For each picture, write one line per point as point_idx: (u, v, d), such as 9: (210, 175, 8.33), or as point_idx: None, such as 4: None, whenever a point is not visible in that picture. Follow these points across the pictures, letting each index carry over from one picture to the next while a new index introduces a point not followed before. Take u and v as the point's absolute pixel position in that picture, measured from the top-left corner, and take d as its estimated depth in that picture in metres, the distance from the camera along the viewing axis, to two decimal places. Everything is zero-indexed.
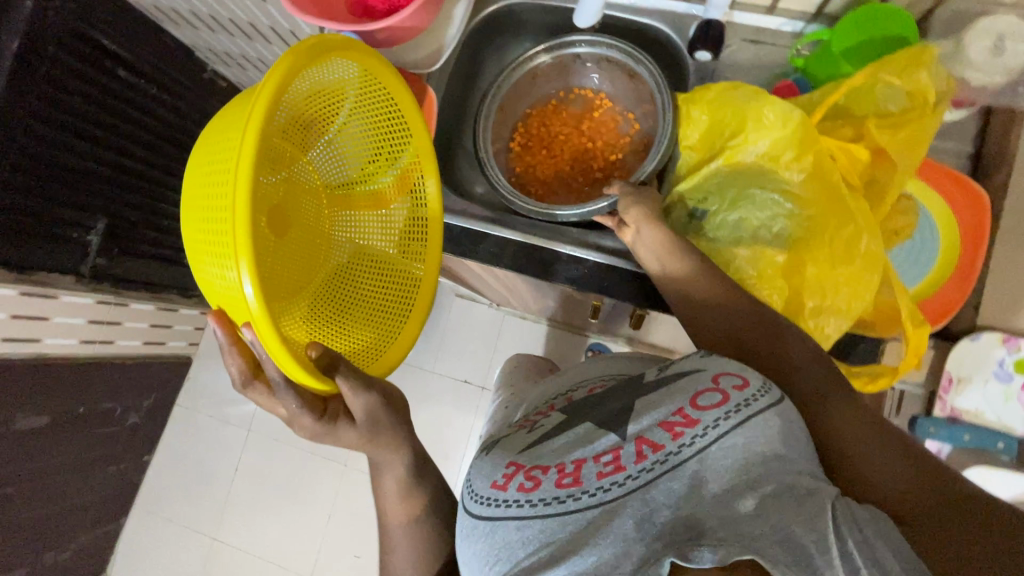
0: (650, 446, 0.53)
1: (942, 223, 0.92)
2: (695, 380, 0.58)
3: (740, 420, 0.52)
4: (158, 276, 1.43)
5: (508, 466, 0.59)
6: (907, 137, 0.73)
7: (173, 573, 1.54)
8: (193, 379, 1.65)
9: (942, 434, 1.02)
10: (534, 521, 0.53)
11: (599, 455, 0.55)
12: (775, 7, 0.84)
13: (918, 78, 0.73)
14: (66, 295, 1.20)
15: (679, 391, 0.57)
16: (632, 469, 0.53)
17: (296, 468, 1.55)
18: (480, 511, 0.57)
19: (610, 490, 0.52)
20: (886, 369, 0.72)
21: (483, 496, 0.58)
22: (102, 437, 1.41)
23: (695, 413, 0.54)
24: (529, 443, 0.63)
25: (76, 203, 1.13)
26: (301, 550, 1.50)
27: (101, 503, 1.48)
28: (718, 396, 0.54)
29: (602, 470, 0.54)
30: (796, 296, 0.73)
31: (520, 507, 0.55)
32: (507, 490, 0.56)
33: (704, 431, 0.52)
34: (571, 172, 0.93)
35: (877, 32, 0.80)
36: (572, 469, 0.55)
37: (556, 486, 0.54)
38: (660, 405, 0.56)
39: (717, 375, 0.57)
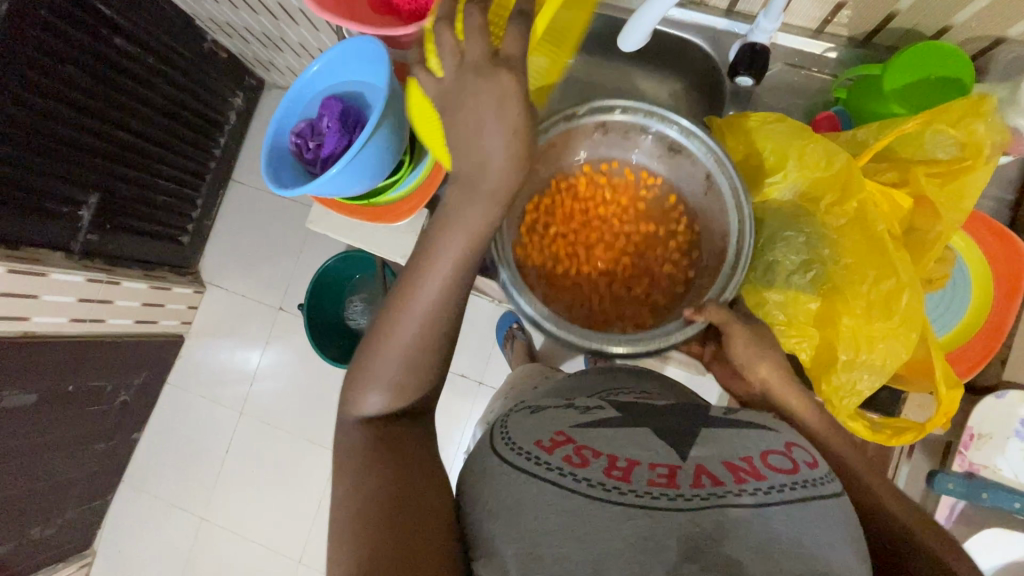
0: (710, 479, 0.49)
1: (980, 276, 0.91)
2: (766, 438, 0.56)
3: (804, 496, 0.49)
4: (148, 251, 1.37)
5: (558, 433, 0.54)
6: (952, 190, 0.74)
7: (162, 548, 1.53)
8: (185, 356, 1.56)
9: (960, 491, 0.93)
10: (570, 495, 0.48)
11: (655, 464, 0.51)
12: (821, 31, 0.85)
13: (973, 129, 0.73)
14: (56, 273, 1.14)
15: (752, 441, 0.55)
16: (685, 489, 0.48)
17: (290, 453, 1.52)
18: (515, 460, 0.51)
19: (658, 498, 0.47)
20: (914, 425, 0.75)
21: (524, 449, 0.52)
22: (90, 415, 1.34)
23: (763, 469, 0.51)
24: (580, 421, 0.57)
25: (69, 176, 1.09)
26: (291, 534, 1.50)
27: (89, 479, 1.43)
28: (789, 465, 0.52)
29: (654, 478, 0.49)
30: (828, 346, 0.78)
31: (561, 475, 0.49)
32: (553, 455, 0.51)
33: (770, 489, 0.49)
34: (607, 269, 0.84)
35: (940, 70, 0.77)
36: (624, 464, 0.50)
37: (604, 473, 0.49)
38: (729, 445, 0.54)
39: (790, 444, 0.56)
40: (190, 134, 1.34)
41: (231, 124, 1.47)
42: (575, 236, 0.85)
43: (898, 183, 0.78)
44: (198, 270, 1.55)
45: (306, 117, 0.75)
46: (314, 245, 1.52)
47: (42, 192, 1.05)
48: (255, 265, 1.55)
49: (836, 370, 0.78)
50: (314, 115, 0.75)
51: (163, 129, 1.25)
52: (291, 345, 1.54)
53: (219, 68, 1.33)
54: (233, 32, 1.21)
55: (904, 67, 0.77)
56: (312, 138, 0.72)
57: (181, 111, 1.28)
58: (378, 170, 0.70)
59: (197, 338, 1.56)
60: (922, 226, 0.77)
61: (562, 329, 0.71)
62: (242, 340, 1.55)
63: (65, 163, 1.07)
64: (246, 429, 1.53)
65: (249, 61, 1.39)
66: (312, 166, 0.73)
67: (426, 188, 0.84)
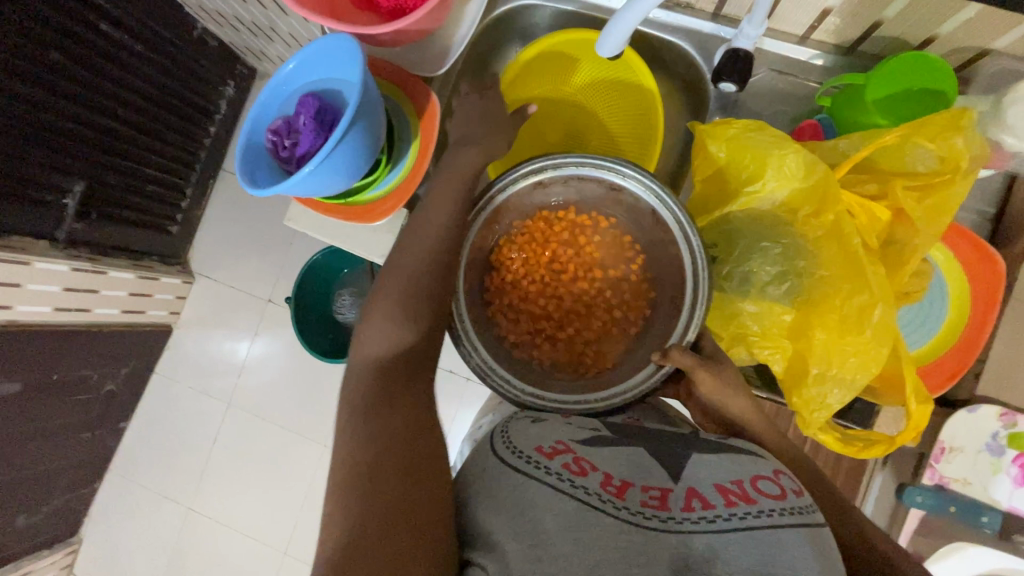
0: (701, 502, 0.54)
1: (955, 289, 0.91)
2: (756, 466, 0.60)
3: (794, 522, 0.52)
4: (136, 241, 1.36)
5: (558, 442, 0.59)
6: (931, 204, 0.74)
7: (148, 537, 1.54)
8: (173, 349, 1.55)
9: (929, 504, 0.97)
10: (569, 500, 0.52)
11: (648, 486, 0.56)
12: (807, 37, 0.84)
13: (953, 143, 0.73)
14: (41, 263, 1.13)
15: (741, 466, 0.59)
16: (676, 511, 0.53)
17: (277, 446, 1.52)
18: (516, 464, 0.56)
19: (648, 518, 0.52)
20: (882, 438, 0.76)
21: (525, 453, 0.57)
22: (76, 405, 1.33)
23: (753, 493, 0.54)
24: (580, 437, 0.62)
25: (53, 166, 1.07)
26: (277, 525, 1.50)
27: (74, 468, 1.42)
28: (778, 489, 0.55)
29: (647, 499, 0.54)
30: (800, 359, 0.80)
31: (559, 482, 0.54)
32: (552, 461, 0.56)
33: (758, 514, 0.52)
34: (574, 314, 0.86)
35: (922, 80, 0.76)
36: (618, 482, 0.55)
37: (600, 486, 0.54)
38: (721, 470, 0.58)
39: (778, 472, 0.59)
40: (180, 124, 1.32)
41: (221, 114, 1.45)
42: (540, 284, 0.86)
43: (877, 195, 0.77)
44: (187, 261, 1.55)
45: (283, 115, 0.74)
46: (304, 238, 1.52)
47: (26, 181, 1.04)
48: (244, 257, 1.54)
49: (807, 384, 0.79)
50: (291, 113, 0.74)
51: (153, 119, 1.23)
52: (279, 338, 1.53)
53: (209, 57, 1.31)
54: (222, 21, 1.19)
55: (885, 79, 0.76)
56: (287, 136, 0.71)
57: (169, 100, 1.26)
58: (352, 172, 0.70)
59: (186, 329, 1.55)
60: (900, 239, 0.76)
61: (541, 399, 0.74)
62: (231, 332, 1.54)
63: (50, 155, 1.05)
64: (233, 420, 1.53)
65: (238, 50, 1.37)
66: (288, 165, 0.72)
67: (403, 190, 0.84)
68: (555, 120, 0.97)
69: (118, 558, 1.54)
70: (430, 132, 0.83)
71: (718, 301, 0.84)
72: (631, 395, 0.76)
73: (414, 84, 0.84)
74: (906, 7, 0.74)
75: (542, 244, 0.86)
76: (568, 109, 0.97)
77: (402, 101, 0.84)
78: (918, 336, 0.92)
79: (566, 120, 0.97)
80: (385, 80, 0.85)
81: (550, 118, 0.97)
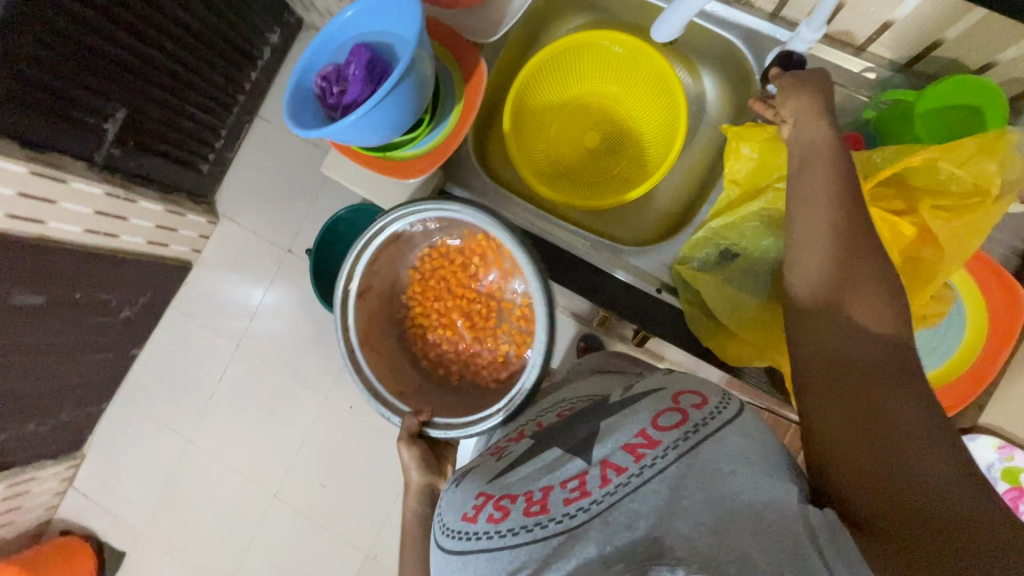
0: (614, 470, 0.55)
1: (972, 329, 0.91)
2: (657, 401, 0.61)
3: (699, 440, 0.55)
4: (169, 176, 1.39)
5: (478, 497, 0.59)
6: (958, 226, 0.73)
7: (147, 463, 1.59)
8: (190, 285, 1.59)
9: None
10: (503, 552, 0.53)
11: (565, 481, 0.56)
12: (864, 48, 0.84)
13: (986, 167, 0.72)
14: (77, 182, 1.16)
15: (640, 413, 0.60)
16: (596, 492, 0.53)
17: (277, 392, 1.56)
18: (453, 547, 0.57)
19: (575, 515, 0.52)
20: None
21: (455, 530, 0.58)
22: (94, 325, 1.37)
23: (656, 435, 0.56)
24: (501, 471, 0.62)
25: (99, 90, 1.09)
26: (269, 467, 1.55)
27: (85, 386, 1.47)
28: (678, 416, 0.58)
29: (568, 495, 0.54)
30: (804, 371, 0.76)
31: (490, 539, 0.54)
32: (478, 522, 0.56)
33: (665, 452, 0.54)
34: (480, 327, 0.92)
35: (970, 104, 0.75)
36: (539, 497, 0.56)
37: (524, 513, 0.54)
38: (623, 429, 0.58)
39: (676, 395, 0.61)
40: (224, 64, 1.34)
41: (264, 61, 1.47)
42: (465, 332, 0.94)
43: (904, 212, 0.76)
44: (214, 202, 1.58)
45: (335, 62, 0.75)
46: (329, 194, 1.54)
47: (75, 104, 1.07)
48: (269, 204, 1.56)
49: None
50: (342, 61, 0.75)
51: (198, 56, 1.25)
52: (293, 287, 1.56)
53: (260, 2, 1.32)
54: None
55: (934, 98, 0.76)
56: (336, 83, 0.73)
57: (216, 39, 1.28)
58: (395, 125, 0.72)
59: (205, 268, 1.59)
60: (921, 259, 0.76)
61: (510, 399, 0.79)
62: (247, 276, 1.57)
63: (96, 78, 1.07)
64: (240, 362, 1.57)
65: None
66: (333, 112, 0.74)
67: (441, 152, 0.85)
68: (580, 117, 0.99)
69: (115, 480, 1.60)
70: (474, 98, 0.85)
71: (726, 296, 0.82)
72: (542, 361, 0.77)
73: (465, 49, 0.85)
74: (969, 29, 0.73)
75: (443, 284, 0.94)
76: (590, 111, 0.99)
77: (451, 66, 0.85)
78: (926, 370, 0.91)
79: (587, 119, 0.99)
80: (437, 42, 0.85)
81: (576, 120, 0.99)
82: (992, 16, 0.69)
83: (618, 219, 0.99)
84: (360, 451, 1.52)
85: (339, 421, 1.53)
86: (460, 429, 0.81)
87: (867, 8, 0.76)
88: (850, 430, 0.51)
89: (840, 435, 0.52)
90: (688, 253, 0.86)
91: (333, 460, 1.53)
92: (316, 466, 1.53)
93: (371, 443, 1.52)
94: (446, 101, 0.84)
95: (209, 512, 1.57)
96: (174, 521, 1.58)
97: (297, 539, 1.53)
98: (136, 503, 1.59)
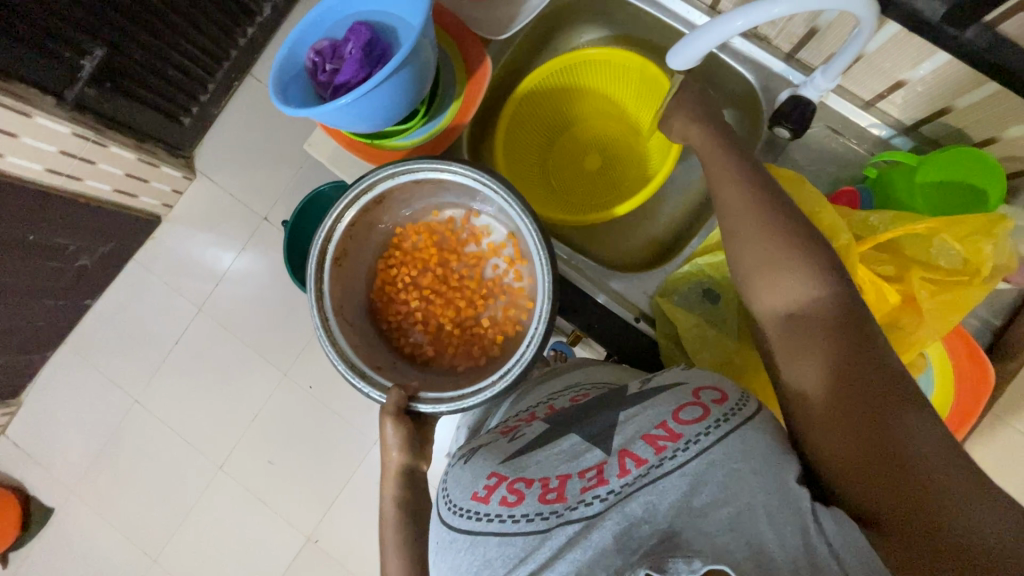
0: (633, 460, 0.54)
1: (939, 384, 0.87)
2: (678, 393, 0.59)
3: (721, 436, 0.53)
4: (147, 125, 1.31)
5: (490, 477, 0.58)
6: (946, 301, 0.73)
7: (89, 418, 1.52)
8: (157, 240, 1.51)
9: None
10: (516, 538, 0.53)
11: (584, 471, 0.55)
12: (872, 104, 0.84)
13: (980, 247, 0.72)
14: (41, 118, 1.08)
15: (661, 403, 0.58)
16: (614, 483, 0.53)
17: (237, 362, 1.50)
18: (459, 524, 0.56)
19: (591, 503, 0.52)
20: None
21: (463, 508, 0.57)
22: (47, 271, 1.29)
23: (677, 428, 0.55)
24: (512, 451, 0.61)
25: (78, 24, 1.02)
26: (218, 438, 1.50)
27: (30, 332, 1.39)
28: (700, 411, 0.56)
29: (585, 485, 0.54)
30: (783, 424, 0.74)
31: (502, 523, 0.54)
32: (489, 503, 0.56)
33: (687, 445, 0.53)
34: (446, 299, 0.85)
35: (972, 179, 0.76)
36: (556, 485, 0.55)
37: (540, 501, 0.54)
38: (644, 417, 0.58)
39: (699, 390, 0.59)
40: (219, 15, 1.27)
41: (263, 18, 1.39)
42: (434, 299, 0.85)
43: (893, 277, 0.76)
44: (192, 156, 1.50)
45: (331, 37, 0.71)
46: (314, 165, 1.48)
47: (51, 35, 0.99)
48: (250, 167, 1.49)
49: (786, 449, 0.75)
50: (339, 37, 0.71)
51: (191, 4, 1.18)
52: (265, 256, 1.50)
53: None
54: None
55: (938, 166, 0.76)
56: (330, 60, 0.69)
57: None
58: (386, 115, 0.68)
59: (175, 224, 1.51)
60: (902, 327, 0.76)
61: (505, 371, 0.68)
62: (218, 238, 1.51)
63: (76, 10, 1.00)
64: (200, 326, 1.51)
65: None
66: (323, 90, 0.69)
67: (435, 144, 0.82)
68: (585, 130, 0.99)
69: (52, 433, 1.52)
70: (473, 98, 0.82)
71: (705, 333, 0.81)
72: (522, 359, 0.67)
73: (471, 42, 0.82)
74: (979, 100, 0.72)
75: (413, 261, 0.84)
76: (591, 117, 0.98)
77: (454, 55, 0.81)
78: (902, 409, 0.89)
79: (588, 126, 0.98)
80: (445, 32, 0.82)
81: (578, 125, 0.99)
82: (1004, 91, 0.68)
83: (604, 236, 0.98)
84: (313, 432, 1.48)
85: (296, 399, 1.49)
86: (452, 402, 0.69)
87: (881, 65, 0.76)
88: (872, 458, 0.51)
89: (855, 439, 0.52)
90: (672, 286, 0.85)
91: (285, 438, 1.48)
92: (266, 442, 1.48)
93: (326, 427, 1.48)
94: (445, 93, 0.82)
95: (150, 476, 1.50)
96: (110, 482, 1.51)
97: (238, 515, 1.48)
98: (71, 459, 1.52)
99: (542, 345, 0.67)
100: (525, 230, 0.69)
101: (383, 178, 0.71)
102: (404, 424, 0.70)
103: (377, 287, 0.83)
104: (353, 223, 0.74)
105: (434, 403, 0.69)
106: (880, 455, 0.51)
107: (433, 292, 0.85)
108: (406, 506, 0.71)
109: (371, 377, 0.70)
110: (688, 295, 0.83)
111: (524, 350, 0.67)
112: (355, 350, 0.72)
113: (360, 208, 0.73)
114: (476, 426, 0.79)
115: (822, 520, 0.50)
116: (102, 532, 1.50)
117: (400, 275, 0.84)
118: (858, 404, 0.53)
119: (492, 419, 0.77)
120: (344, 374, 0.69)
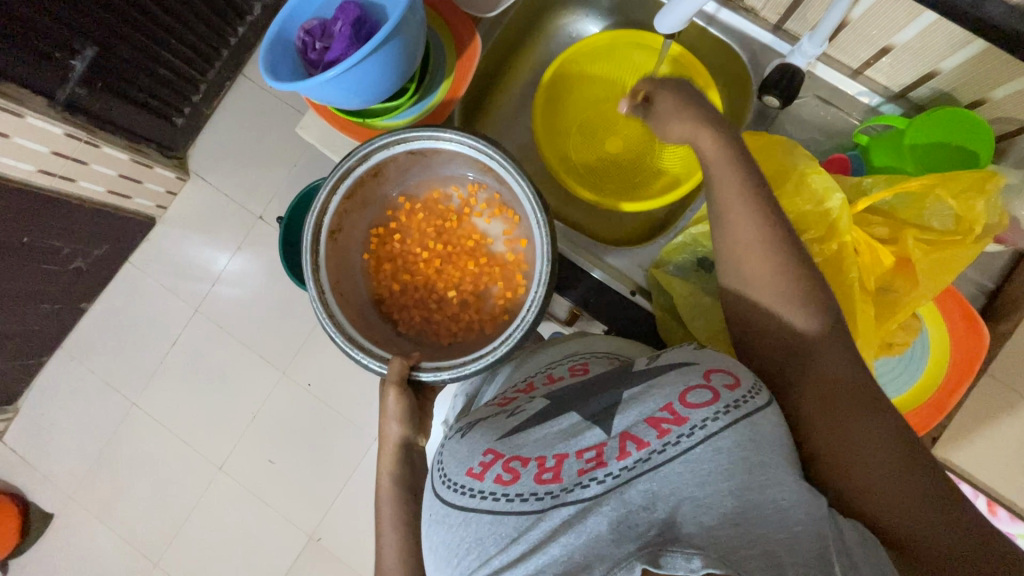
0: (635, 443, 0.51)
1: (934, 344, 0.87)
2: (688, 374, 0.55)
3: (730, 422, 0.50)
4: (141, 125, 1.30)
5: (486, 453, 0.56)
6: (939, 260, 0.74)
7: (85, 423, 1.51)
8: (152, 241, 1.51)
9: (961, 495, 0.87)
10: (508, 516, 0.50)
11: (582, 451, 0.52)
12: (860, 73, 0.86)
13: (973, 205, 0.73)
14: (33, 118, 1.07)
15: (667, 384, 0.54)
16: (613, 466, 0.50)
17: (234, 361, 1.49)
18: (453, 500, 0.54)
19: (588, 486, 0.50)
20: None
21: (457, 483, 0.55)
22: (41, 274, 1.28)
23: (683, 411, 0.51)
24: (511, 428, 0.58)
25: (67, 21, 1.01)
26: (217, 438, 1.49)
27: (26, 336, 1.38)
28: (709, 394, 0.52)
29: (583, 466, 0.51)
30: None
31: (495, 501, 0.51)
32: (484, 480, 0.53)
33: (692, 431, 0.50)
34: (442, 274, 0.85)
35: (961, 140, 0.77)
36: (553, 464, 0.52)
37: (535, 480, 0.51)
38: (647, 400, 0.54)
39: (710, 370, 0.55)
40: (210, 14, 1.26)
41: (254, 17, 1.39)
42: (430, 272, 0.85)
43: (887, 240, 0.78)
44: (185, 157, 1.49)
45: (322, 15, 0.71)
46: (308, 162, 1.47)
47: (37, 32, 0.98)
48: (244, 166, 1.49)
49: None
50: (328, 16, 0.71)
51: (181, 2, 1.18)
52: (260, 255, 1.49)
53: None
54: None
55: (927, 127, 0.77)
56: (320, 39, 0.70)
57: None
58: (376, 90, 0.69)
59: (169, 225, 1.51)
60: (896, 288, 0.77)
61: (506, 337, 0.68)
62: (213, 239, 1.50)
63: (61, 7, 0.99)
64: (197, 327, 1.50)
65: None
66: (313, 68, 0.70)
67: (428, 122, 0.84)
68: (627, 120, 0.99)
69: (49, 438, 1.50)
70: (465, 75, 0.83)
71: (697, 300, 0.82)
72: (521, 325, 0.68)
73: (460, 20, 0.84)
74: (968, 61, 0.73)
75: (407, 234, 0.85)
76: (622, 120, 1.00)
77: (444, 35, 0.83)
78: (908, 375, 0.88)
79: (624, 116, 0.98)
80: (439, 15, 0.84)
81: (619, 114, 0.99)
82: (991, 50, 0.69)
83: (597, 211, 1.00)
84: (316, 433, 1.47)
85: (296, 399, 1.48)
86: (452, 371, 0.69)
87: (868, 32, 0.77)
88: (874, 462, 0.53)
89: (852, 443, 0.54)
90: (666, 257, 0.86)
91: (287, 439, 1.47)
92: (267, 442, 1.48)
93: (331, 429, 1.47)
94: (436, 71, 0.83)
95: (150, 479, 1.49)
96: (109, 486, 1.50)
97: (239, 516, 1.47)
98: (70, 464, 1.50)
99: (541, 314, 0.68)
100: (519, 189, 0.69)
101: (380, 147, 0.71)
102: (406, 393, 0.69)
103: (371, 260, 0.83)
104: (348, 195, 0.74)
105: (428, 372, 0.69)
106: (877, 462, 0.53)
107: (428, 264, 0.85)
108: (407, 493, 0.70)
109: (364, 343, 0.71)
110: (681, 264, 0.85)
111: (523, 313, 0.68)
112: (351, 323, 0.72)
113: (356, 180, 0.73)
114: (470, 397, 0.79)
115: (844, 529, 0.48)
116: (101, 535, 1.49)
117: (394, 248, 0.84)
118: (846, 405, 0.56)
119: (485, 393, 0.77)
120: (344, 347, 0.69)
